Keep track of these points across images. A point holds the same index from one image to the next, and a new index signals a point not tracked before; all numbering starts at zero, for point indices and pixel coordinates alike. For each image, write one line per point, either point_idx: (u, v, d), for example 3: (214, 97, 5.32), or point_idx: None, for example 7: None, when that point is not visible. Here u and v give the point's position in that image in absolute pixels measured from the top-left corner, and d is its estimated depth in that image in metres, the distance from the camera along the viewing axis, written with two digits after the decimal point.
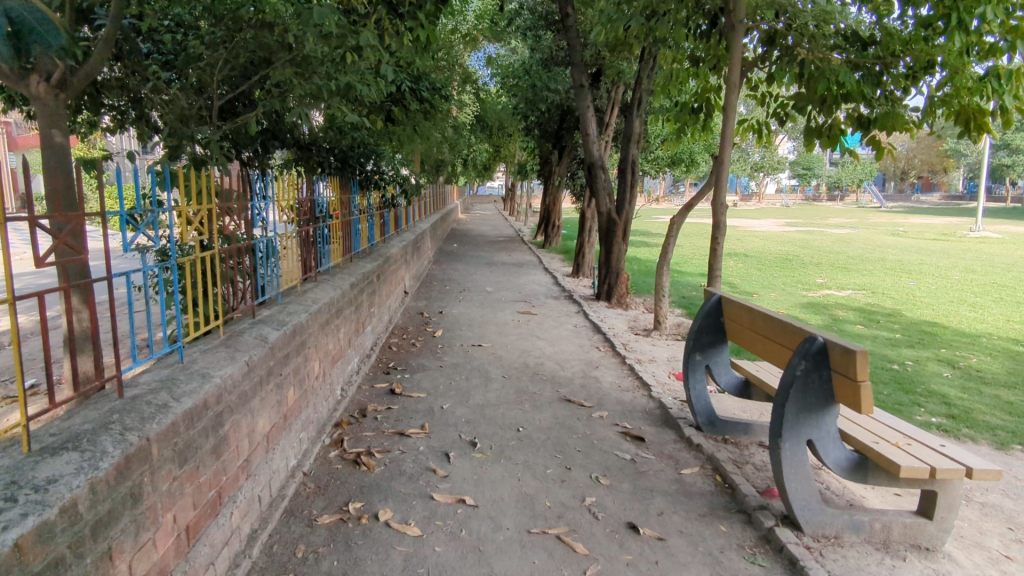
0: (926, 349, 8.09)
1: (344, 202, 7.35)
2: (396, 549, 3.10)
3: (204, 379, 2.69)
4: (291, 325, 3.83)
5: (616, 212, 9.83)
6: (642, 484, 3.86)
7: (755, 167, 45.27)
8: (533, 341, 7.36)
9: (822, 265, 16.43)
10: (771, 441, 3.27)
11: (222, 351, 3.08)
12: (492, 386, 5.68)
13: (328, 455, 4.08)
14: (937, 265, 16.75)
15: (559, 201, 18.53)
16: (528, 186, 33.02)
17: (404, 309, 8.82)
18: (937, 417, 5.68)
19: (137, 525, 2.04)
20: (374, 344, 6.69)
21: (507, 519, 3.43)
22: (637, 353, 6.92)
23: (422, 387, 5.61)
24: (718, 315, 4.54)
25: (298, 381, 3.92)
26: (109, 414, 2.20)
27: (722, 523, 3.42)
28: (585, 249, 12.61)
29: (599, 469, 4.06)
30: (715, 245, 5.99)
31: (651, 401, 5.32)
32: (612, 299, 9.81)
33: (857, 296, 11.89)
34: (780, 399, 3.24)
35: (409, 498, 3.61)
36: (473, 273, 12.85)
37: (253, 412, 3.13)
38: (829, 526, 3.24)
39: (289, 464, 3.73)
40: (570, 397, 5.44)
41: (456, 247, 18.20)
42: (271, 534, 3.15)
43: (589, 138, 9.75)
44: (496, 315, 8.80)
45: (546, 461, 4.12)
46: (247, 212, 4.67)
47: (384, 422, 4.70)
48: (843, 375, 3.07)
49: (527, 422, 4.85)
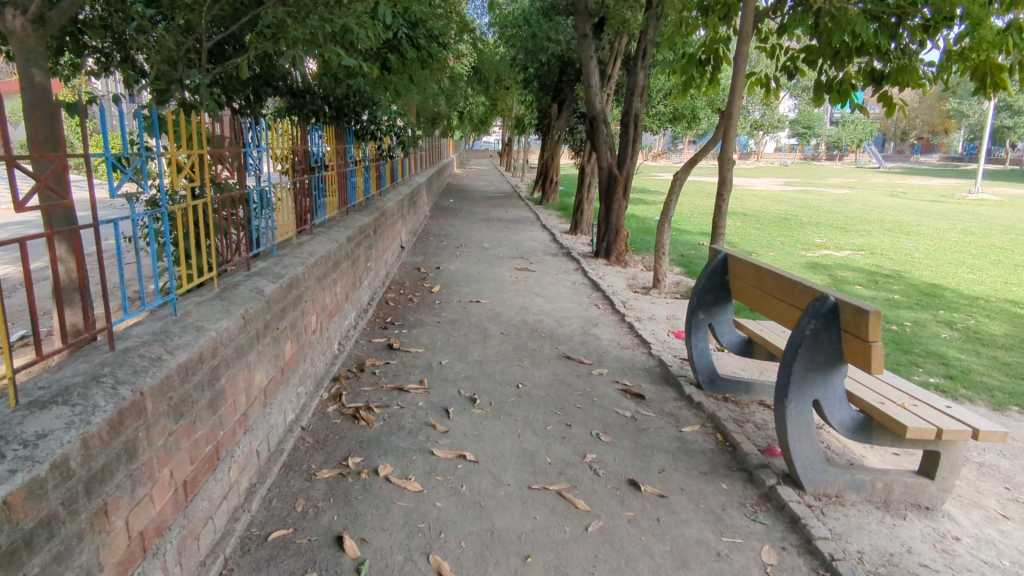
0: (925, 310, 8.07)
1: (340, 153, 7.17)
2: (397, 505, 3.08)
3: (198, 332, 2.59)
4: (288, 277, 3.73)
5: (617, 168, 9.64)
6: (643, 442, 3.84)
7: (755, 124, 44.66)
8: (531, 297, 7.29)
9: (821, 226, 16.32)
10: (776, 400, 3.24)
11: (217, 303, 2.98)
12: (491, 342, 5.62)
13: (326, 409, 4.03)
14: (936, 226, 16.66)
15: (557, 156, 18.23)
16: (525, 141, 32.53)
17: (401, 264, 8.71)
18: (935, 377, 5.68)
19: (133, 481, 1.98)
20: (371, 299, 6.60)
21: (508, 475, 3.40)
22: (636, 311, 6.88)
23: (420, 342, 5.55)
24: (722, 273, 4.47)
25: (295, 334, 3.84)
26: (100, 367, 2.11)
27: (724, 481, 3.41)
28: (584, 205, 12.44)
29: (599, 425, 4.04)
30: (720, 202, 5.87)
31: (651, 358, 5.29)
32: (611, 257, 9.72)
33: (855, 256, 11.83)
34: (787, 358, 3.20)
35: (409, 453, 3.58)
36: (470, 229, 12.69)
37: (250, 365, 3.05)
38: (831, 485, 3.23)
39: (287, 419, 3.68)
40: (570, 354, 5.40)
41: (452, 202, 17.97)
42: (270, 488, 3.11)
43: (591, 90, 9.49)
44: (493, 271, 8.71)
45: (547, 418, 4.09)
46: (240, 161, 4.51)
47: (382, 377, 4.65)
48: (853, 335, 3.02)
49: (527, 378, 4.82)
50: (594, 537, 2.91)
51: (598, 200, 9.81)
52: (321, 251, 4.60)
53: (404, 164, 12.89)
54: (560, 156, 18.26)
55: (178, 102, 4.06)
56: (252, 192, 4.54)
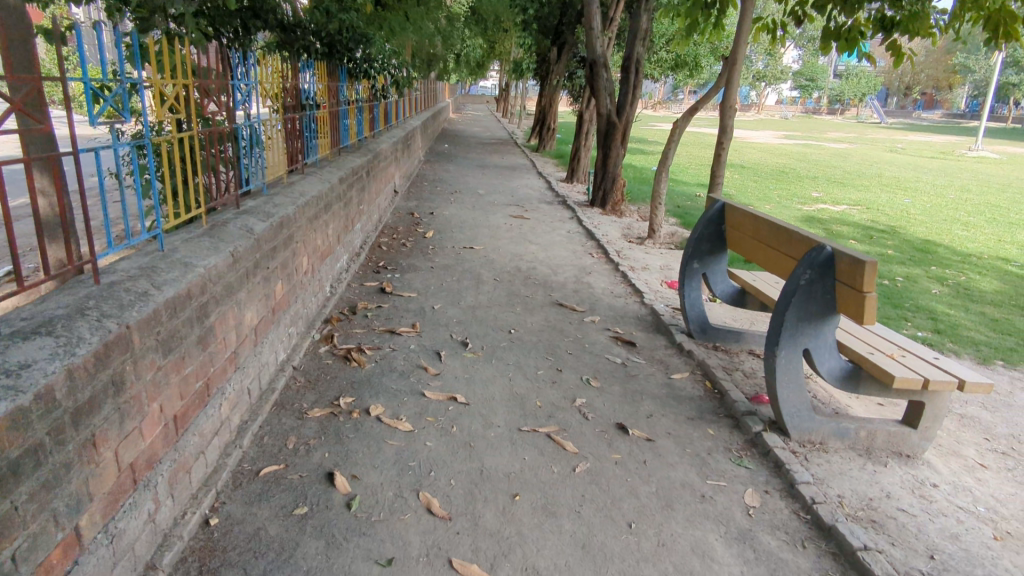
0: (917, 266, 8.09)
1: (332, 92, 6.97)
2: (388, 443, 3.11)
3: (186, 268, 2.55)
4: (278, 217, 3.67)
5: (616, 114, 9.46)
6: (633, 388, 3.87)
7: (758, 75, 43.75)
8: (525, 245, 7.24)
9: (819, 180, 16.18)
10: (766, 348, 3.25)
11: (205, 240, 2.93)
12: (484, 288, 5.60)
13: (317, 350, 4.04)
14: (934, 183, 16.56)
15: (555, 102, 17.85)
16: (523, 86, 31.84)
17: (394, 208, 8.60)
18: (924, 331, 5.74)
19: (121, 414, 1.98)
20: (363, 243, 6.54)
21: (498, 417, 3.44)
22: (630, 260, 6.86)
23: (413, 287, 5.53)
24: (719, 223, 4.44)
25: (286, 275, 3.80)
26: (85, 300, 2.08)
27: (711, 427, 3.45)
28: (581, 153, 12.26)
29: (590, 371, 4.06)
30: (719, 152, 5.78)
31: (644, 307, 5.30)
32: (606, 206, 9.65)
33: (852, 211, 11.79)
34: (780, 308, 3.20)
35: (400, 394, 3.60)
36: (464, 175, 12.51)
37: (240, 304, 3.03)
38: (815, 432, 3.28)
39: (278, 358, 3.68)
40: (562, 301, 5.40)
41: (447, 147, 17.68)
42: (261, 425, 3.13)
43: (592, 33, 9.21)
44: (488, 218, 8.63)
45: (538, 363, 4.11)
46: (228, 95, 4.38)
47: (374, 320, 4.64)
48: (847, 285, 3.02)
49: (519, 324, 4.82)
50: (581, 477, 2.96)
51: (595, 148, 9.67)
52: (312, 191, 4.52)
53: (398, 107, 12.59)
54: (558, 103, 17.88)
55: (161, 32, 3.90)
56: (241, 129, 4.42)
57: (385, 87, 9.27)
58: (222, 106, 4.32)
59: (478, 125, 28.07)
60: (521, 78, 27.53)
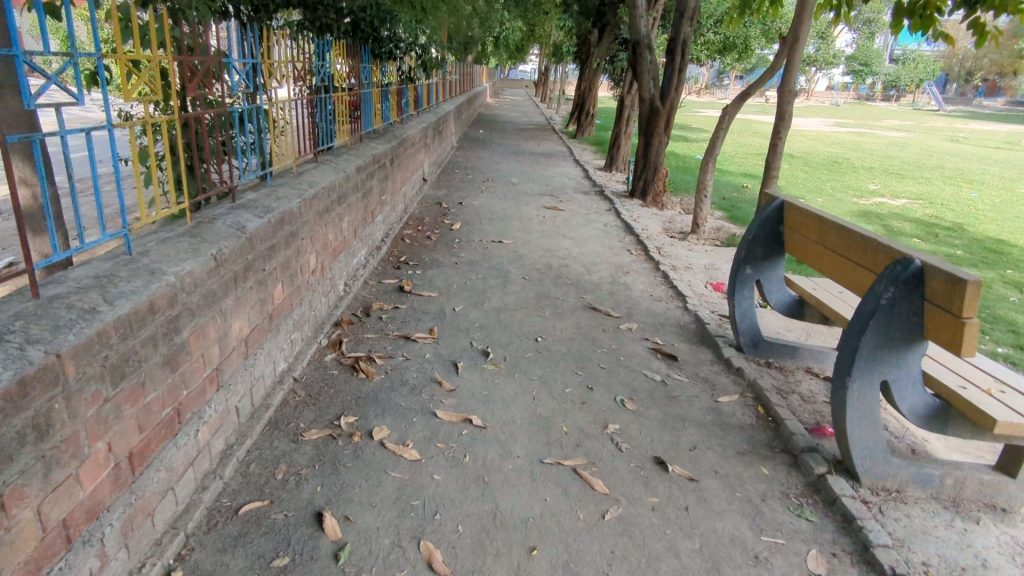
0: (991, 269, 7.35)
1: (354, 73, 6.58)
2: (390, 476, 2.72)
3: (152, 276, 2.18)
4: (279, 212, 3.30)
5: (659, 99, 8.86)
6: (673, 412, 3.40)
7: (808, 59, 41.99)
8: (559, 240, 6.77)
9: (875, 171, 15.22)
10: (836, 378, 2.75)
11: (184, 241, 2.55)
12: (511, 288, 5.17)
13: (323, 359, 3.67)
14: (1002, 176, 15.43)
15: (595, 86, 17.19)
16: (563, 70, 31.08)
17: (422, 198, 8.21)
18: (1004, 347, 5.10)
19: (45, 464, 1.62)
20: (386, 235, 6.17)
21: (517, 445, 3.01)
22: (671, 259, 6.33)
23: (435, 285, 5.13)
24: (776, 224, 3.90)
25: (287, 276, 3.43)
26: (11, 320, 1.72)
27: (765, 465, 2.97)
28: (621, 141, 11.68)
29: (624, 390, 3.60)
30: (775, 142, 5.21)
31: (686, 314, 4.79)
32: (647, 198, 9.09)
33: (913, 206, 10.95)
34: (854, 331, 2.69)
35: (409, 414, 3.21)
36: (498, 162, 12.06)
37: (225, 313, 2.65)
38: (892, 478, 2.77)
39: (277, 369, 3.32)
40: (596, 305, 4.93)
41: (482, 132, 17.23)
42: (249, 451, 2.77)
43: (636, 11, 8.62)
44: (520, 209, 8.17)
45: (566, 379, 3.67)
46: (235, 76, 4.03)
47: (389, 323, 4.26)
48: (940, 308, 2.48)
49: (547, 331, 4.38)
50: (612, 527, 2.53)
51: (637, 135, 9.10)
52: (325, 181, 4.14)
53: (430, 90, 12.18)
54: (598, 87, 17.21)
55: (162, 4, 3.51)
56: (250, 112, 4.06)
57: (415, 69, 8.86)
58: (229, 87, 3.96)
59: (516, 110, 27.51)
60: (561, 61, 26.82)
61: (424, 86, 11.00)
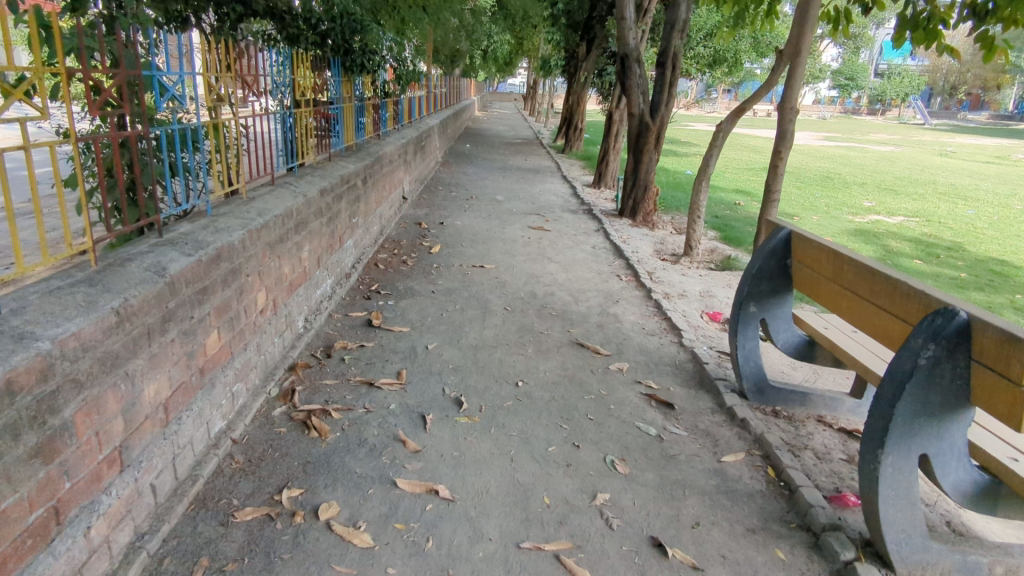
0: (998, 293, 6.99)
1: (322, 86, 6.14)
2: (334, 571, 2.26)
3: (19, 344, 1.72)
4: (215, 247, 2.84)
5: (649, 114, 8.48)
6: (671, 476, 2.96)
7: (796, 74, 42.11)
8: (544, 264, 6.35)
9: (868, 187, 14.96)
10: (865, 448, 2.32)
11: (80, 291, 2.10)
12: (491, 321, 4.74)
13: (270, 413, 3.20)
14: (996, 192, 15.20)
15: (583, 100, 16.88)
16: (551, 83, 30.88)
17: (400, 218, 7.78)
18: None
19: None
20: (357, 261, 5.72)
21: (490, 524, 2.56)
22: (664, 285, 5.92)
23: (407, 318, 4.68)
24: (783, 257, 3.50)
25: (227, 320, 2.97)
26: None
27: (780, 546, 2.53)
28: (610, 157, 11.32)
29: (614, 448, 3.16)
30: (775, 162, 4.82)
31: (682, 352, 4.37)
32: (636, 217, 8.65)
33: (910, 224, 10.64)
34: (888, 393, 2.26)
35: (365, 483, 2.75)
36: (483, 179, 11.65)
37: (134, 377, 2.20)
38: (932, 567, 2.33)
39: (212, 430, 2.86)
40: (583, 341, 4.50)
41: (468, 147, 16.85)
42: (165, 540, 2.30)
43: (625, 23, 8.27)
44: (504, 230, 7.75)
45: (548, 435, 3.22)
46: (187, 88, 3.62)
47: (351, 367, 3.80)
48: (993, 371, 2.07)
49: (528, 373, 3.93)
50: None
51: (626, 152, 8.70)
52: (280, 207, 3.70)
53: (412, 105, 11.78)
54: (586, 101, 16.90)
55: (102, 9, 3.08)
56: (201, 129, 3.67)
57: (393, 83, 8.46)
58: (179, 100, 3.57)
59: (503, 124, 27.21)
60: (548, 75, 26.58)
61: (405, 100, 10.59)
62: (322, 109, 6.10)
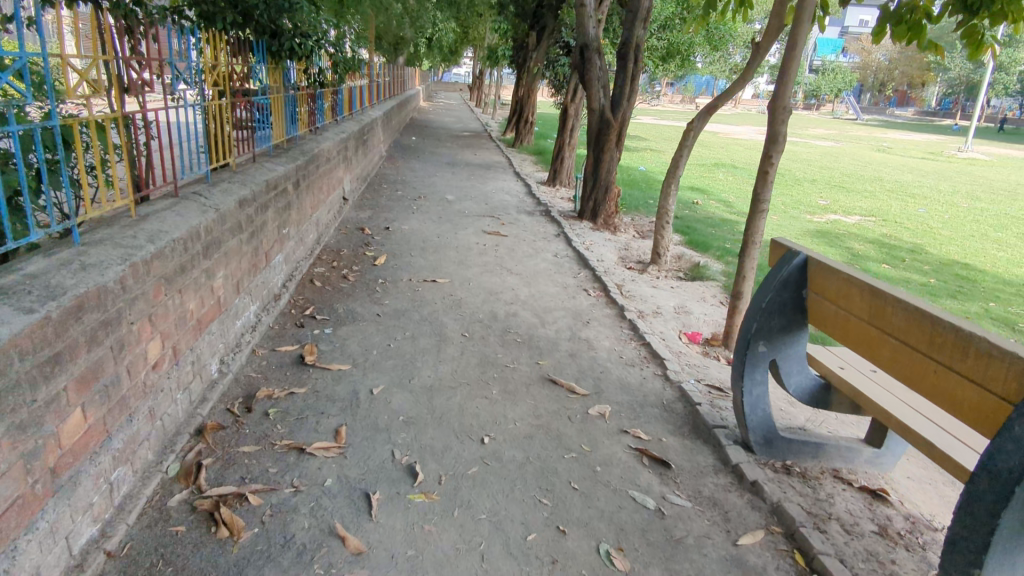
0: (971, 301, 6.74)
1: (244, 74, 5.27)
2: None
3: None
4: (77, 294, 2.08)
5: (611, 110, 7.89)
6: (682, 572, 2.38)
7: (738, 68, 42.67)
8: (503, 277, 5.71)
9: (819, 184, 14.88)
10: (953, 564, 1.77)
11: None
12: (446, 353, 4.07)
13: (166, 503, 2.46)
14: (940, 189, 15.40)
15: (533, 92, 16.21)
16: (498, 73, 30.11)
17: (340, 222, 6.97)
18: None
19: None
20: (288, 278, 4.94)
21: None
22: (637, 300, 5.37)
23: (347, 352, 3.95)
24: (797, 287, 2.97)
25: (98, 390, 2.20)
26: None
27: None
28: (565, 153, 10.73)
29: (608, 531, 2.56)
30: (765, 168, 4.31)
31: (669, 388, 3.80)
32: (597, 220, 8.06)
33: (868, 224, 10.48)
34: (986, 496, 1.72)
35: None
36: (430, 176, 10.87)
37: None
38: None
39: (77, 544, 2.10)
40: (556, 376, 3.88)
41: (414, 140, 15.97)
42: None
43: (584, 11, 7.65)
44: (456, 235, 7.05)
45: (526, 517, 2.59)
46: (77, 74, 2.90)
47: (276, 425, 3.06)
48: None
49: (496, 424, 3.28)
50: None
51: (585, 149, 8.10)
52: (183, 227, 2.93)
53: (352, 95, 10.87)
54: (536, 93, 16.24)
55: None
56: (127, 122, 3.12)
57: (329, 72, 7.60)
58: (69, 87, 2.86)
59: (449, 115, 26.31)
60: (495, 65, 25.79)
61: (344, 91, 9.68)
62: (245, 100, 5.23)
